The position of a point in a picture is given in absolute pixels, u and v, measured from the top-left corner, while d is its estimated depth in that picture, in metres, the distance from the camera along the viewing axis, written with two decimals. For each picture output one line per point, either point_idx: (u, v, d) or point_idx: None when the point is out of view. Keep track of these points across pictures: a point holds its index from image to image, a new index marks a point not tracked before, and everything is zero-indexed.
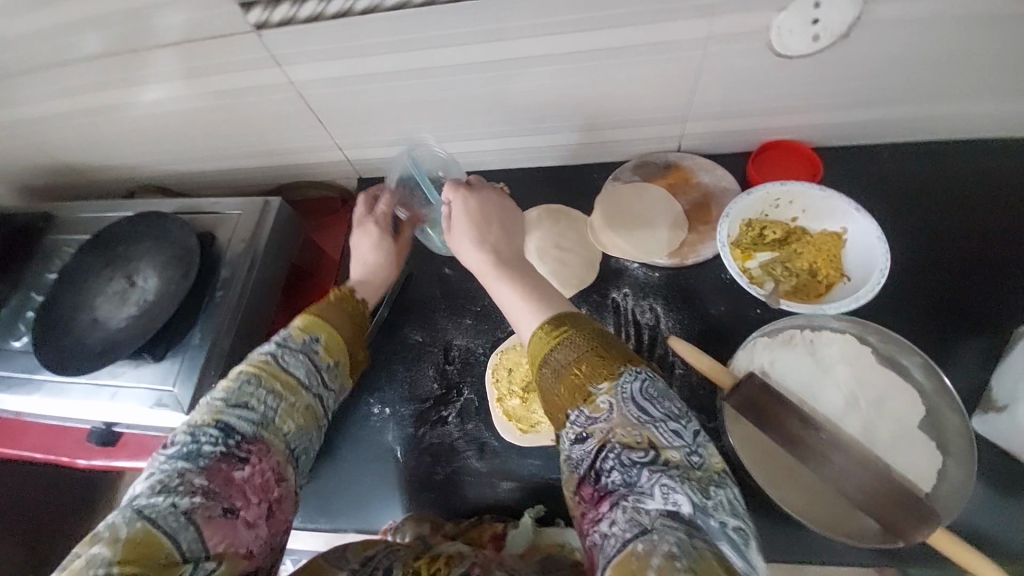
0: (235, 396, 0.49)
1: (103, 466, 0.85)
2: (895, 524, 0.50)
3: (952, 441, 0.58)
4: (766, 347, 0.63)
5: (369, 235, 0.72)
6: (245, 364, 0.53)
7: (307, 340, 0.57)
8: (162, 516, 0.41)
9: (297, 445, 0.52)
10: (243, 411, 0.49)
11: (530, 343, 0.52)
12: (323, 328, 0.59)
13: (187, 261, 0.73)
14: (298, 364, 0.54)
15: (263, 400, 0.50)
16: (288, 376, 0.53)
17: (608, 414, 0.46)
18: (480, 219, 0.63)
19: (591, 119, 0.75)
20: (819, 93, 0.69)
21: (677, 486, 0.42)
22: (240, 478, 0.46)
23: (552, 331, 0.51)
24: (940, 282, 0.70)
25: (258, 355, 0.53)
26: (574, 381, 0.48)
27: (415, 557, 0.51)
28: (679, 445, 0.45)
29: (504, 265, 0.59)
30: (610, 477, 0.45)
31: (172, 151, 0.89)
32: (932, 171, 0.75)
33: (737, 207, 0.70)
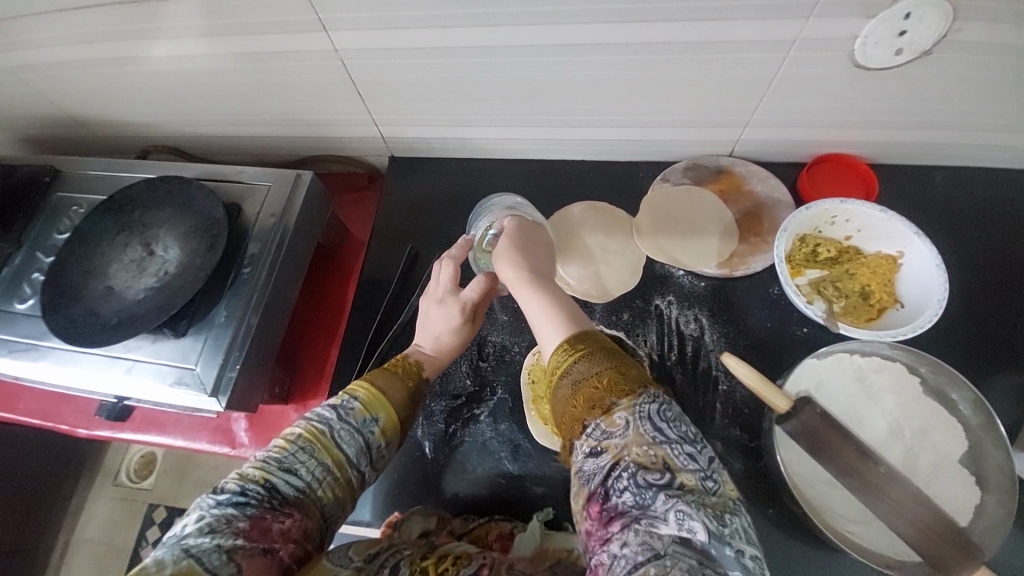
0: (287, 460, 0.48)
1: (108, 437, 0.82)
2: (941, 559, 0.49)
3: (994, 479, 0.56)
4: (815, 370, 0.62)
5: (449, 316, 0.63)
6: (303, 426, 0.50)
7: (367, 419, 0.52)
8: (205, 554, 0.40)
9: (331, 519, 0.49)
10: (288, 475, 0.47)
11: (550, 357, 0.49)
12: (386, 408, 0.54)
13: (212, 233, 0.68)
14: (352, 440, 0.51)
15: (312, 469, 0.48)
16: (338, 450, 0.50)
17: (624, 429, 0.42)
18: (523, 239, 0.60)
19: (648, 118, 0.72)
20: (889, 112, 0.66)
21: (694, 513, 0.37)
22: (281, 530, 0.44)
23: (573, 344, 0.48)
24: (985, 314, 0.69)
25: (318, 419, 0.51)
26: (590, 394, 0.44)
27: (422, 556, 0.47)
28: (695, 468, 0.40)
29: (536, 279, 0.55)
30: (621, 497, 0.40)
31: (192, 112, 0.83)
32: (985, 199, 0.74)
33: (794, 221, 0.68)
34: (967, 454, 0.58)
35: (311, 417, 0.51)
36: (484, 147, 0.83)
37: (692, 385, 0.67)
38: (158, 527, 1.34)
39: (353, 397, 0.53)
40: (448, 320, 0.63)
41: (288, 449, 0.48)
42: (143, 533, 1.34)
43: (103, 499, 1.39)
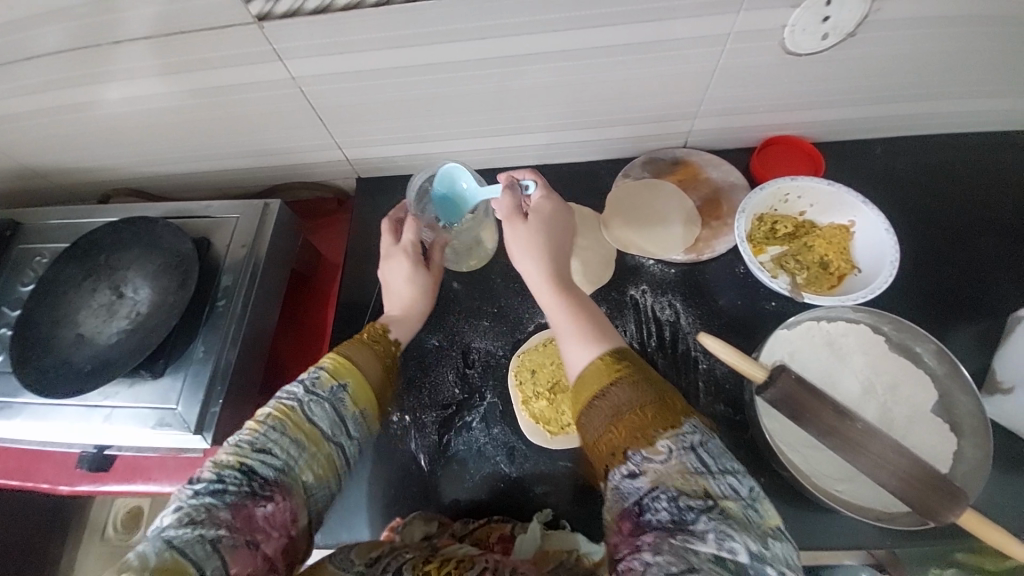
0: (261, 440, 0.47)
1: (90, 491, 0.79)
2: (925, 504, 0.50)
3: (966, 423, 0.60)
4: (787, 340, 0.65)
5: (402, 266, 0.68)
6: (272, 407, 0.50)
7: (335, 387, 0.53)
8: (188, 545, 0.40)
9: (317, 496, 0.49)
10: (266, 457, 0.46)
11: (584, 374, 0.50)
12: (353, 373, 0.56)
13: (183, 269, 0.67)
14: (323, 412, 0.52)
15: (287, 447, 0.47)
16: (312, 426, 0.50)
17: (667, 457, 0.42)
18: (555, 240, 0.61)
19: (604, 117, 0.75)
20: (825, 93, 0.70)
21: (733, 533, 0.38)
22: (263, 515, 0.44)
23: (615, 363, 0.49)
24: (937, 270, 0.73)
25: (288, 398, 0.51)
26: (632, 420, 0.45)
27: (425, 560, 0.48)
28: (738, 496, 0.41)
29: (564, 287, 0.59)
30: (656, 517, 0.40)
31: (152, 152, 0.83)
32: (922, 165, 0.79)
33: (751, 203, 0.71)
34: (937, 402, 0.62)
35: (281, 398, 0.51)
36: (448, 160, 0.84)
37: (674, 368, 0.69)
38: None
39: (319, 368, 0.55)
40: (403, 267, 0.68)
41: (258, 431, 0.48)
42: None
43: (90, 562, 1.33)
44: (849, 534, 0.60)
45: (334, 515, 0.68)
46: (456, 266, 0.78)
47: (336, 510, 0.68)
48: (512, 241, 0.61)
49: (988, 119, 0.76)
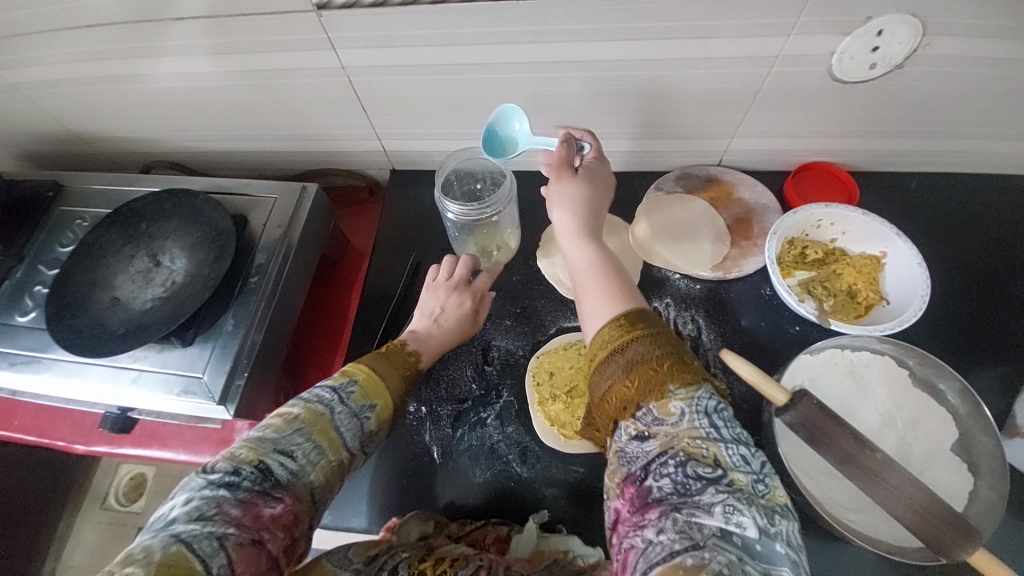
0: (283, 442, 0.48)
1: (107, 452, 0.81)
2: (937, 540, 0.50)
3: (985, 464, 0.59)
4: (808, 366, 0.65)
5: (457, 305, 0.70)
6: (301, 407, 0.51)
7: (365, 405, 0.54)
8: (197, 540, 0.40)
9: (322, 500, 0.50)
10: (285, 457, 0.48)
11: (600, 331, 0.49)
12: (384, 398, 0.56)
13: (220, 243, 0.69)
14: (351, 425, 0.53)
15: (307, 451, 0.49)
16: (335, 434, 0.51)
17: (678, 419, 0.43)
18: (591, 208, 0.60)
19: (640, 129, 0.75)
20: (864, 122, 0.70)
21: (741, 508, 0.38)
22: (270, 515, 0.45)
23: (629, 326, 0.48)
24: (965, 309, 0.73)
25: (318, 401, 0.52)
26: (648, 376, 0.45)
27: (421, 558, 0.50)
28: (748, 469, 0.41)
29: (598, 250, 0.57)
30: (660, 482, 0.41)
31: (196, 127, 0.85)
32: (956, 203, 0.78)
33: (783, 226, 0.71)
34: (956, 441, 0.61)
35: (311, 398, 0.52)
36: None
37: None
38: None
39: (353, 380, 0.55)
40: (457, 309, 0.70)
41: (284, 430, 0.49)
42: None
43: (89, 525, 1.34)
44: (857, 567, 0.60)
45: (344, 499, 0.69)
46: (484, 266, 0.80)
47: (344, 493, 0.69)
48: (552, 198, 0.61)
49: None
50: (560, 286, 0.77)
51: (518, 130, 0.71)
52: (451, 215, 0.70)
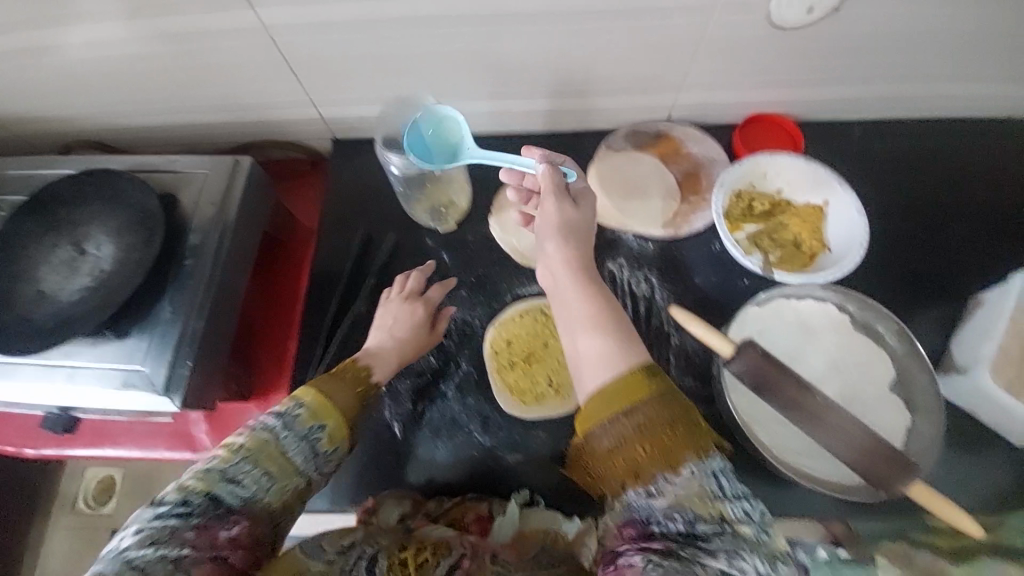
0: (229, 470, 0.46)
1: (58, 454, 0.78)
2: (878, 478, 0.52)
3: (919, 399, 0.62)
4: (757, 318, 0.66)
5: (411, 313, 0.69)
6: (245, 434, 0.49)
7: (314, 427, 0.52)
8: (150, 566, 0.40)
9: (281, 528, 0.49)
10: (233, 487, 0.46)
11: (604, 387, 0.43)
12: (334, 416, 0.53)
13: (148, 226, 0.65)
14: (301, 448, 0.50)
15: (255, 479, 0.47)
16: (285, 460, 0.49)
17: (689, 479, 0.40)
18: (581, 228, 0.54)
19: (587, 85, 0.73)
20: (806, 68, 0.70)
21: (744, 562, 0.38)
22: (228, 537, 0.44)
23: (642, 387, 0.43)
24: (905, 253, 0.75)
25: (262, 426, 0.50)
26: (661, 440, 0.41)
27: (400, 548, 0.50)
28: (752, 521, 0.40)
29: (593, 280, 0.51)
30: (663, 536, 0.40)
31: (114, 103, 0.78)
32: (897, 149, 0.80)
33: (729, 178, 0.72)
34: (896, 380, 0.64)
35: (255, 426, 0.50)
36: None
37: (647, 342, 0.70)
38: None
39: (299, 403, 0.52)
40: (411, 316, 0.69)
41: (228, 460, 0.47)
42: None
43: (60, 530, 1.31)
44: (804, 504, 0.63)
45: None
46: (435, 228, 0.78)
47: None
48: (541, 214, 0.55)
49: (963, 105, 0.77)
50: (514, 253, 0.76)
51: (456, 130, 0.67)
52: (394, 167, 0.68)
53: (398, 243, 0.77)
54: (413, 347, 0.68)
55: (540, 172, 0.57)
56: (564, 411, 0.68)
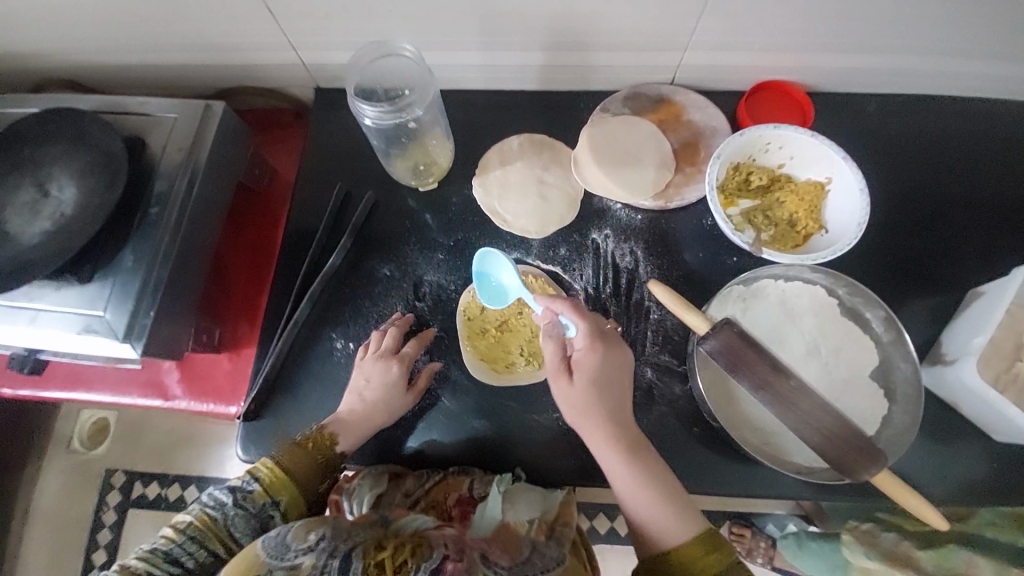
0: (174, 552, 0.54)
1: (31, 397, 0.77)
2: (844, 464, 0.51)
3: (901, 390, 0.60)
4: (739, 298, 0.65)
5: (383, 373, 0.64)
6: (194, 515, 0.56)
7: (264, 504, 0.57)
8: None
9: None
10: (176, 565, 0.53)
11: (677, 555, 0.52)
12: (290, 490, 0.58)
13: (110, 169, 0.62)
14: (247, 526, 0.56)
15: (199, 558, 0.54)
16: (230, 539, 0.56)
17: None
18: (611, 391, 0.57)
19: (585, 38, 0.68)
20: (823, 32, 0.65)
21: None
22: None
23: (708, 555, 0.52)
24: (906, 239, 0.71)
25: (214, 505, 0.57)
26: None
27: (377, 546, 0.49)
28: None
29: (630, 442, 0.56)
30: None
31: (82, 41, 0.73)
32: (912, 127, 0.75)
33: (728, 149, 0.67)
34: (878, 368, 0.62)
35: (208, 504, 0.57)
36: None
37: (626, 316, 0.68)
38: (118, 492, 1.29)
39: (254, 479, 0.58)
40: (385, 375, 0.64)
41: (175, 541, 0.54)
42: (103, 498, 1.29)
43: (55, 468, 1.31)
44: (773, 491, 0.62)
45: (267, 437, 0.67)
46: (416, 186, 0.74)
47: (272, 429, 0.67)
48: (564, 385, 0.57)
49: (986, 81, 0.72)
50: (495, 217, 0.73)
51: (509, 282, 0.67)
52: (367, 120, 0.61)
53: (377, 201, 0.74)
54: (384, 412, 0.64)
55: (553, 347, 0.58)
56: (536, 382, 0.67)
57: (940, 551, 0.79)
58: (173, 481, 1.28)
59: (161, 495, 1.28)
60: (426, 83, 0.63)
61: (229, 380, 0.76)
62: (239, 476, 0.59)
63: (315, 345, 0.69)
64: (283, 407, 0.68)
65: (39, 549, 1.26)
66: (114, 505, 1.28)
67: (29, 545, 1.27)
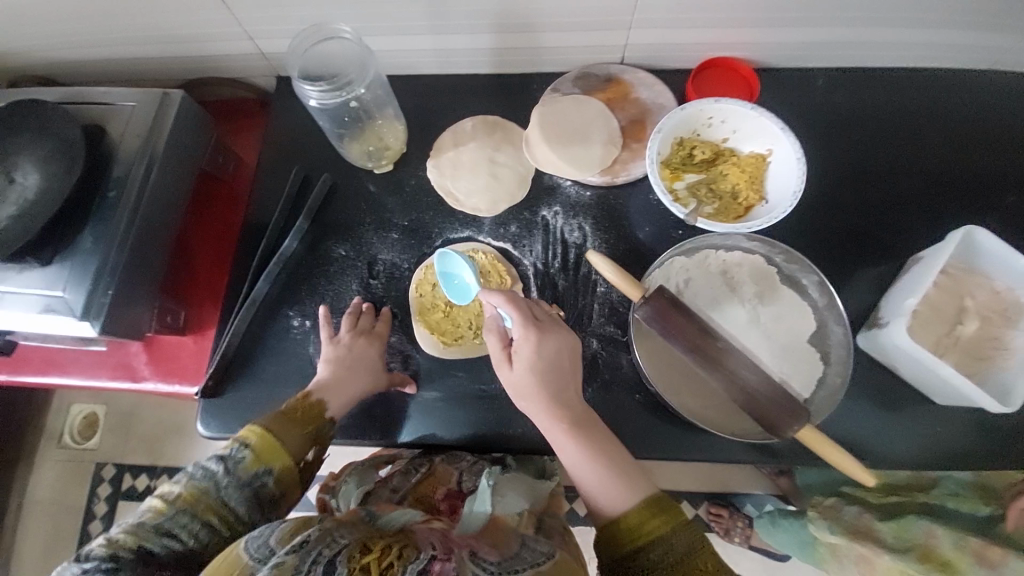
0: (165, 523, 0.51)
1: (7, 382, 0.80)
2: (768, 421, 0.53)
3: (835, 353, 0.62)
4: (682, 268, 0.65)
5: (351, 350, 0.66)
6: (184, 485, 0.54)
7: (258, 472, 0.56)
8: None
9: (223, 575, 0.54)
10: (169, 539, 0.51)
11: (628, 521, 0.51)
12: (280, 456, 0.57)
13: (67, 156, 0.64)
14: (240, 494, 0.54)
15: (193, 529, 0.52)
16: (223, 509, 0.54)
17: None
18: (551, 376, 0.56)
19: (530, 20, 0.70)
20: (761, 6, 0.66)
21: None
22: None
23: (658, 515, 0.51)
24: (853, 210, 0.72)
25: (205, 475, 0.55)
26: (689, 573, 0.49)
27: (362, 549, 0.44)
28: None
29: (572, 418, 0.56)
30: None
31: (49, 36, 0.76)
32: (859, 101, 0.76)
33: (670, 124, 0.68)
34: (815, 334, 0.63)
35: (198, 474, 0.55)
36: None
37: (573, 289, 0.69)
38: (108, 485, 1.32)
39: (245, 445, 0.57)
40: (368, 350, 0.67)
41: (165, 512, 0.52)
42: (94, 492, 1.32)
43: (49, 461, 1.35)
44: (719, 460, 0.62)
45: (227, 410, 0.69)
46: (371, 169, 0.76)
47: (231, 403, 0.69)
48: (506, 371, 0.57)
49: (930, 53, 0.73)
50: (447, 197, 0.75)
51: (470, 282, 0.68)
52: (312, 101, 0.66)
53: (334, 184, 0.76)
54: (359, 390, 0.64)
55: (493, 337, 0.58)
56: (484, 353, 0.69)
57: (905, 522, 0.80)
58: (161, 471, 1.31)
59: (150, 485, 1.31)
60: (365, 63, 0.67)
61: (194, 360, 0.78)
62: (226, 445, 0.57)
63: (273, 323, 0.72)
64: (241, 383, 0.70)
65: (34, 537, 1.30)
66: (104, 497, 1.31)
67: (25, 536, 1.30)
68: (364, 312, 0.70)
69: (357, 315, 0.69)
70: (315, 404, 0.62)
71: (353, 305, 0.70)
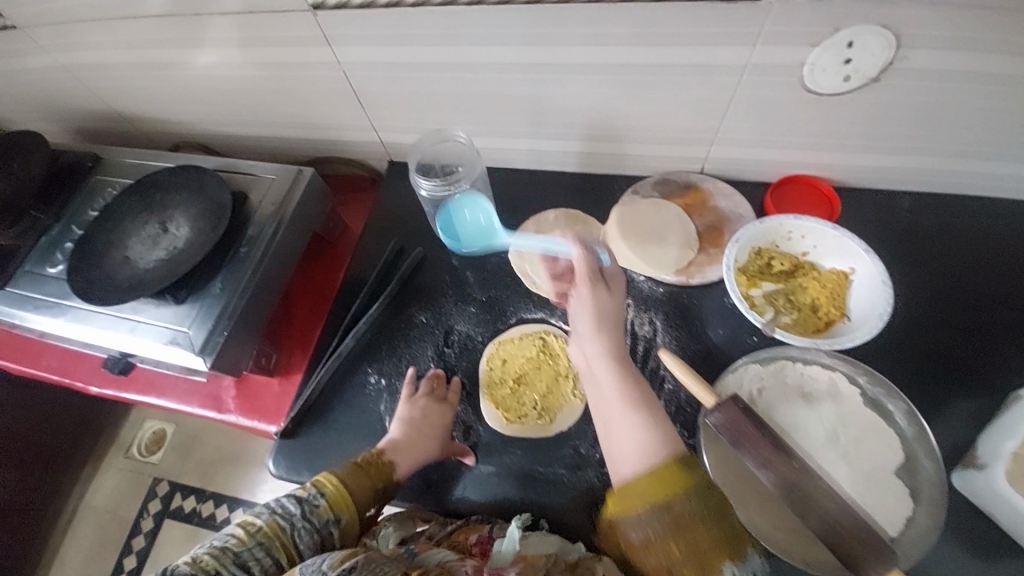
0: (244, 555, 0.54)
1: (113, 397, 0.90)
2: (851, 559, 0.49)
3: (924, 489, 0.58)
4: (756, 374, 0.65)
5: (422, 412, 0.69)
6: (265, 519, 0.57)
7: (328, 520, 0.59)
8: None
9: None
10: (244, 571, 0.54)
11: (634, 482, 0.50)
12: (348, 509, 0.61)
13: (217, 216, 0.76)
14: (310, 539, 0.58)
15: (265, 567, 0.55)
16: (293, 550, 0.57)
17: None
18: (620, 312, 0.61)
19: (622, 131, 0.77)
20: (848, 133, 0.70)
21: None
22: None
23: (669, 480, 0.49)
24: (943, 335, 0.69)
25: (283, 515, 0.58)
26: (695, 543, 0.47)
27: None
28: None
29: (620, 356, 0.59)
30: None
31: (218, 113, 0.93)
32: (948, 226, 0.75)
33: (749, 234, 0.71)
34: (902, 466, 0.59)
35: (278, 511, 0.58)
36: None
37: None
38: (160, 500, 1.38)
39: (320, 492, 0.60)
40: (439, 416, 0.69)
41: (246, 544, 0.55)
42: (146, 506, 1.38)
43: (113, 470, 1.44)
44: None
45: (296, 452, 0.73)
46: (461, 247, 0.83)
47: (303, 447, 0.73)
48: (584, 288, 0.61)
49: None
50: (525, 278, 0.80)
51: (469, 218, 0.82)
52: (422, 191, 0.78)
53: (425, 257, 0.83)
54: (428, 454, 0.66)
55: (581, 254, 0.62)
56: (546, 436, 0.69)
57: None
58: (208, 497, 1.36)
59: (196, 508, 1.35)
60: (474, 161, 0.81)
61: (275, 401, 0.84)
62: (302, 489, 0.61)
63: (353, 377, 0.77)
64: (314, 432, 0.74)
65: (82, 543, 1.36)
66: (153, 513, 1.37)
67: (74, 540, 1.36)
68: (440, 378, 0.74)
69: (433, 380, 0.73)
70: (387, 463, 0.64)
71: (430, 370, 0.75)
